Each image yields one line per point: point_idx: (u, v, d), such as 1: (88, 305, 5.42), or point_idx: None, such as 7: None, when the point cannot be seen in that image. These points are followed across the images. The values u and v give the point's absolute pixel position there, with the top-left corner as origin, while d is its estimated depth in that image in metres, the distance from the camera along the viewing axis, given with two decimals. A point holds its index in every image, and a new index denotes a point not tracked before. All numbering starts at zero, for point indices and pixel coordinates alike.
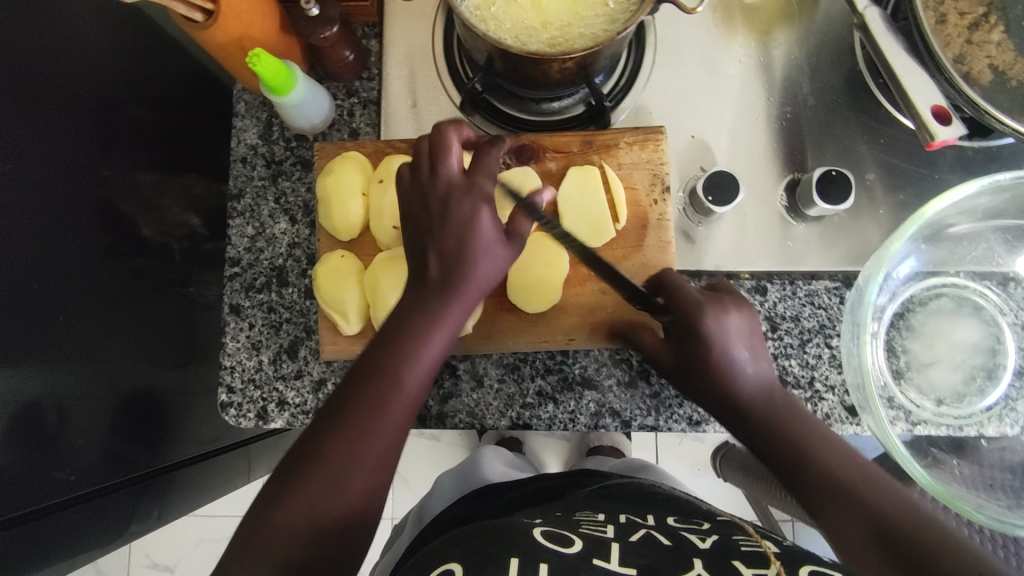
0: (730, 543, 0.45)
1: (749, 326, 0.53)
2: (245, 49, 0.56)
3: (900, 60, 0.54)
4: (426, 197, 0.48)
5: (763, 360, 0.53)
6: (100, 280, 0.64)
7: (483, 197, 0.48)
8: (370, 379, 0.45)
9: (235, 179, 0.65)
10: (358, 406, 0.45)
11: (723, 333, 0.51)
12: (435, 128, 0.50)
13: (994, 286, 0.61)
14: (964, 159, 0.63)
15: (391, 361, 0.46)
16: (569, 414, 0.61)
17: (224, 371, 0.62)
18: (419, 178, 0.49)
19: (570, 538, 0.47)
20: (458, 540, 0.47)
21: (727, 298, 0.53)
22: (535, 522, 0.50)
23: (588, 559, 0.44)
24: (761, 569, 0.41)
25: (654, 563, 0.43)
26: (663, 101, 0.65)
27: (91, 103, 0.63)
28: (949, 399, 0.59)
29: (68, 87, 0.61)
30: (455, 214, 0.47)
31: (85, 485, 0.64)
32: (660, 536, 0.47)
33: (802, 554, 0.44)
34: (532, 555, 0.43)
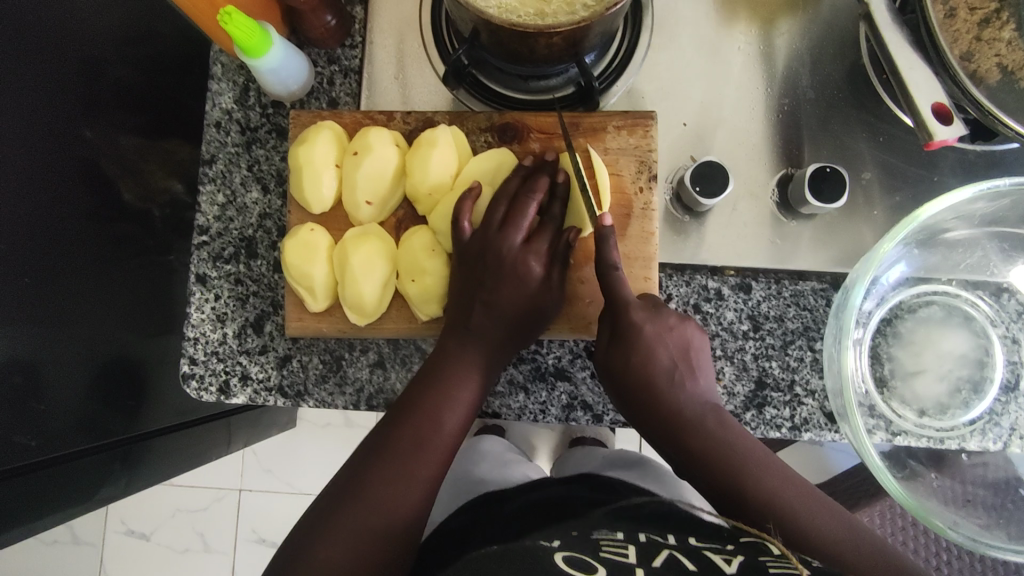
0: (758, 563, 0.41)
1: (687, 346, 0.55)
2: (219, 7, 0.53)
3: (903, 54, 0.51)
4: (487, 250, 0.54)
5: (703, 383, 0.55)
6: (70, 241, 0.62)
7: (537, 254, 0.55)
8: (425, 404, 0.54)
9: (208, 144, 0.62)
10: (400, 443, 0.52)
11: (655, 344, 0.54)
12: (514, 191, 0.55)
13: (986, 296, 0.59)
14: (965, 162, 0.61)
15: (431, 404, 0.54)
16: (540, 405, 0.60)
17: (187, 342, 0.60)
18: (488, 232, 0.54)
19: (589, 564, 0.41)
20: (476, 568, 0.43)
21: (658, 308, 0.55)
22: (551, 546, 0.45)
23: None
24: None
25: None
26: (656, 86, 0.63)
27: (73, 55, 0.60)
28: (932, 410, 0.57)
29: (47, 37, 0.57)
30: (513, 272, 0.54)
31: (51, 451, 0.62)
32: (685, 558, 0.42)
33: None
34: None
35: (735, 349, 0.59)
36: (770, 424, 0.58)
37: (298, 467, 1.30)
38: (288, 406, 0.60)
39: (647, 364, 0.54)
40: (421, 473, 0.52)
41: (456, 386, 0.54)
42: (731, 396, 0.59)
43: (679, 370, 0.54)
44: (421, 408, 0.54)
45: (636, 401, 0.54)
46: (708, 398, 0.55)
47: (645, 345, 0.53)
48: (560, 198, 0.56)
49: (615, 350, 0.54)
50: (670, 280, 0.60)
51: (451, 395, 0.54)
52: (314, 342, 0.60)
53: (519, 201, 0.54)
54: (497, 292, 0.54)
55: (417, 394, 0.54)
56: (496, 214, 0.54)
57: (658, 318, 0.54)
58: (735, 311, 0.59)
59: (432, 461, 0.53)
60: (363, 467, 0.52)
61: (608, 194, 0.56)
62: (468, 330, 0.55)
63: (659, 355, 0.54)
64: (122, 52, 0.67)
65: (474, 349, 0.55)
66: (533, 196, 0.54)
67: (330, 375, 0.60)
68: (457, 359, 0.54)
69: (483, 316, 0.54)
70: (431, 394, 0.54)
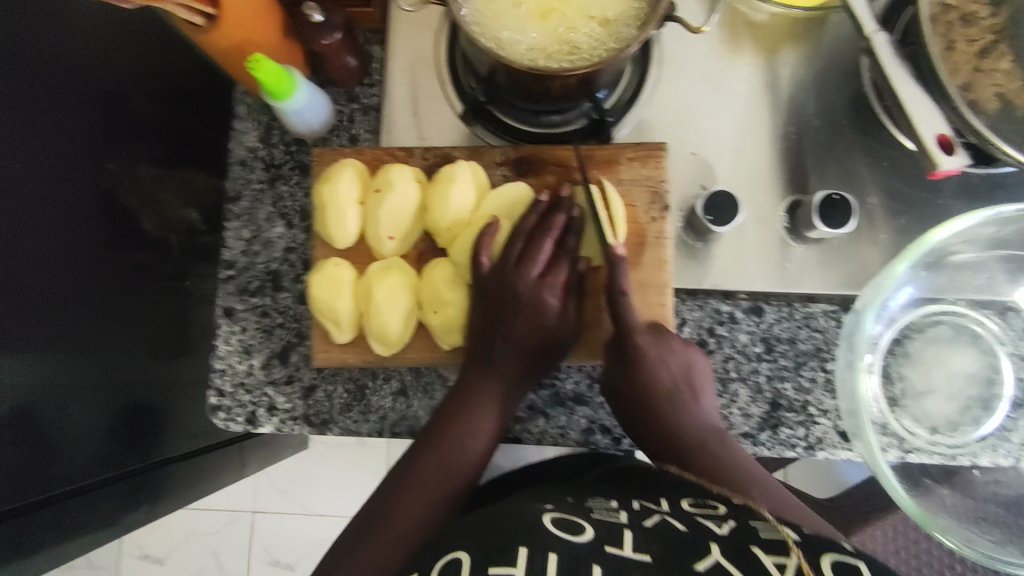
0: (747, 530, 0.45)
1: (694, 371, 0.58)
2: (246, 54, 0.55)
3: (907, 88, 0.52)
4: (503, 286, 0.56)
5: (706, 402, 0.58)
6: (100, 276, 0.63)
7: (552, 288, 0.57)
8: (444, 430, 0.56)
9: (234, 181, 0.65)
10: (422, 473, 0.55)
11: (657, 366, 0.56)
12: (527, 226, 0.57)
13: (993, 315, 0.60)
14: (968, 186, 0.63)
15: (451, 433, 0.56)
16: (560, 428, 0.61)
17: (215, 374, 0.62)
18: (502, 269, 0.57)
19: (581, 526, 0.46)
20: (468, 527, 0.47)
21: (662, 333, 0.57)
22: (545, 507, 0.50)
23: (599, 547, 0.44)
24: (781, 557, 0.42)
25: (668, 551, 0.43)
26: (665, 117, 0.65)
27: (94, 93, 0.62)
28: (944, 427, 0.59)
29: (67, 78, 0.59)
30: (527, 305, 0.56)
31: (75, 480, 0.63)
32: (675, 521, 0.47)
33: (828, 544, 0.44)
34: (542, 545, 0.43)
35: (750, 371, 0.61)
36: (785, 443, 0.60)
37: (312, 489, 1.31)
38: (313, 434, 0.62)
39: (651, 386, 0.57)
40: (445, 495, 0.55)
41: (474, 412, 0.56)
42: (746, 417, 0.60)
43: (683, 393, 0.57)
44: (445, 437, 0.56)
45: (642, 420, 0.58)
46: (710, 421, 0.58)
47: (649, 366, 0.56)
48: (574, 231, 0.58)
49: (620, 372, 0.58)
50: (684, 304, 0.62)
51: (471, 426, 0.56)
52: (338, 372, 0.62)
53: (534, 240, 0.57)
54: (514, 326, 0.56)
55: (439, 424, 0.56)
56: (511, 250, 0.57)
57: (661, 342, 0.57)
58: (748, 334, 0.61)
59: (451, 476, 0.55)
60: (392, 491, 0.55)
61: (622, 225, 0.58)
62: (489, 364, 0.57)
63: (663, 377, 0.57)
64: (139, 86, 0.68)
65: (491, 379, 0.57)
66: (547, 236, 0.57)
67: (354, 404, 0.62)
68: (477, 389, 0.56)
69: (503, 349, 0.57)
70: (452, 420, 0.56)
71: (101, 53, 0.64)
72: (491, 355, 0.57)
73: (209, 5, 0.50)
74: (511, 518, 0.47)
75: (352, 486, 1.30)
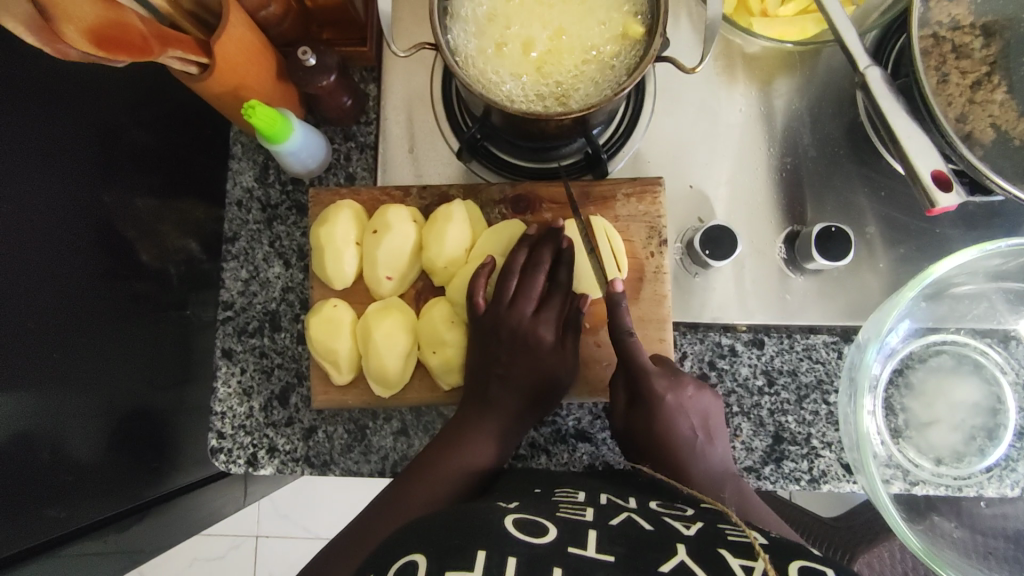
0: (717, 532, 0.42)
1: (706, 412, 0.57)
2: (240, 97, 0.55)
3: (902, 123, 0.52)
4: (501, 323, 0.56)
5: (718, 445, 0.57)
6: (97, 313, 0.63)
7: (549, 323, 0.57)
8: (436, 465, 0.55)
9: (231, 222, 0.64)
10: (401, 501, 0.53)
11: (673, 409, 0.56)
12: (523, 263, 0.57)
13: (994, 344, 0.60)
14: (965, 215, 0.63)
15: (445, 466, 0.55)
16: (563, 466, 0.61)
17: (215, 416, 0.62)
18: (498, 307, 0.57)
19: (544, 525, 0.42)
20: (425, 528, 0.43)
21: (677, 373, 0.57)
22: (508, 507, 0.46)
23: (561, 547, 0.40)
24: (748, 560, 0.38)
25: (632, 552, 0.40)
26: (661, 150, 0.65)
27: (90, 129, 0.62)
28: (949, 458, 0.58)
29: (63, 115, 0.59)
30: (525, 342, 0.56)
31: (77, 522, 0.63)
32: (642, 521, 0.44)
33: (795, 549, 0.40)
34: (501, 550, 0.39)
35: (751, 404, 0.60)
36: (789, 477, 0.59)
37: (315, 513, 1.31)
38: (314, 476, 0.62)
39: (667, 432, 0.56)
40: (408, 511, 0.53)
41: (468, 443, 0.56)
42: (749, 451, 0.60)
43: (699, 440, 0.56)
44: (438, 468, 0.55)
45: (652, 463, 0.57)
46: (723, 466, 0.57)
47: (666, 414, 0.56)
48: (565, 262, 0.57)
49: (637, 416, 0.56)
50: (684, 338, 0.62)
51: (467, 458, 0.55)
52: (339, 413, 0.62)
53: (527, 276, 0.57)
54: (513, 365, 0.56)
55: (433, 455, 0.55)
56: (506, 288, 0.57)
57: (676, 385, 0.56)
58: (749, 367, 0.61)
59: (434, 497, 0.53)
60: (371, 515, 0.54)
61: (624, 258, 0.59)
62: (485, 401, 0.56)
63: (678, 424, 0.56)
64: (134, 118, 0.68)
65: (488, 416, 0.56)
66: (539, 270, 0.57)
67: (355, 445, 0.61)
68: (475, 427, 0.56)
69: (500, 387, 0.56)
70: (446, 449, 0.56)
71: (97, 90, 0.64)
72: (489, 392, 0.56)
73: (203, 55, 0.50)
74: (469, 519, 0.42)
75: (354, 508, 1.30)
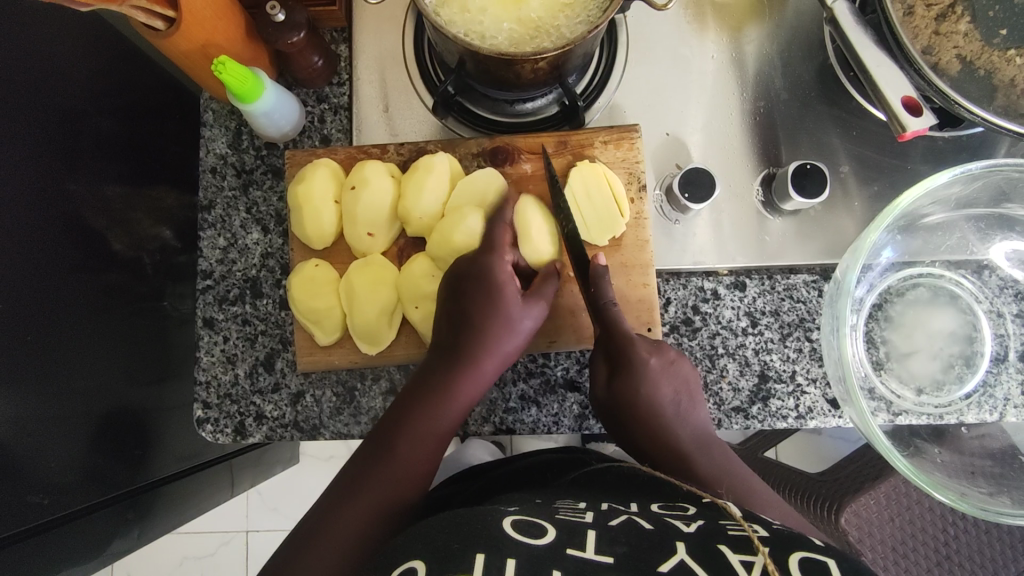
0: (718, 528, 0.43)
1: (687, 378, 0.57)
2: (210, 56, 0.54)
3: (870, 53, 0.54)
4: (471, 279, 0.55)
5: (700, 409, 0.57)
6: (71, 302, 0.61)
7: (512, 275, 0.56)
8: (406, 428, 0.53)
9: (205, 190, 0.63)
10: (377, 482, 0.50)
11: (658, 374, 0.55)
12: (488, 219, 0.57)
13: (968, 274, 0.61)
14: (935, 148, 0.64)
15: (411, 431, 0.53)
16: (553, 416, 0.61)
17: (200, 386, 0.61)
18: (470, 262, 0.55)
19: (542, 528, 0.44)
20: (420, 529, 0.43)
21: (659, 343, 0.57)
22: (506, 511, 0.47)
23: (560, 549, 0.41)
24: (748, 554, 0.39)
25: (633, 551, 0.41)
26: (636, 99, 0.65)
27: (55, 107, 0.60)
28: (929, 387, 0.60)
29: (26, 94, 0.57)
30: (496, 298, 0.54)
31: (64, 507, 0.61)
32: (642, 521, 0.45)
33: (793, 539, 0.41)
34: (501, 550, 0.40)
35: (736, 345, 0.61)
36: (776, 415, 0.60)
37: (306, 503, 1.30)
38: (304, 441, 0.61)
39: (651, 396, 0.55)
40: (393, 498, 0.50)
41: (440, 403, 0.54)
42: (736, 391, 0.61)
43: (682, 403, 0.56)
44: (399, 441, 0.52)
45: (638, 428, 0.56)
46: (705, 430, 0.57)
47: (650, 377, 0.55)
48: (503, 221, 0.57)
49: (619, 383, 0.55)
50: (667, 284, 0.62)
51: (429, 421, 0.53)
52: (326, 376, 0.61)
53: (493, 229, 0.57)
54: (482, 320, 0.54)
55: (397, 425, 0.53)
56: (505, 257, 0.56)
57: (660, 352, 0.56)
58: (732, 309, 0.62)
59: (406, 471, 0.51)
60: (336, 501, 0.49)
61: (625, 204, 0.59)
62: (458, 356, 0.54)
63: (662, 388, 0.55)
64: (98, 100, 0.66)
65: (462, 376, 0.54)
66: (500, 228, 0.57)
67: (344, 407, 0.61)
68: (437, 388, 0.54)
69: (466, 343, 0.54)
70: (418, 411, 0.53)
71: (63, 68, 0.62)
72: (467, 355, 0.54)
73: (169, 8, 0.49)
74: (468, 523, 0.43)
75: None
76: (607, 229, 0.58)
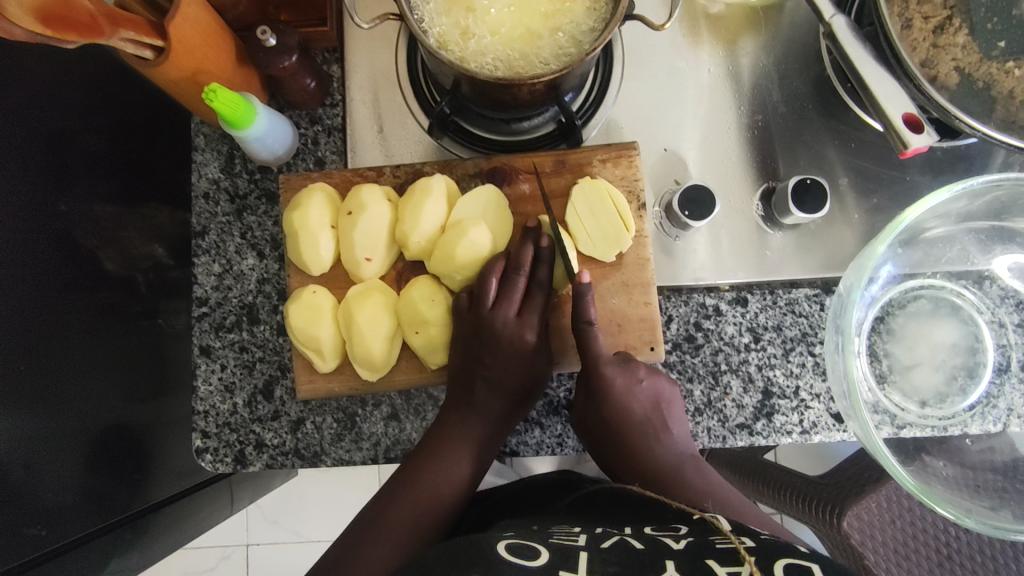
0: (706, 543, 0.42)
1: (659, 398, 0.58)
2: (199, 84, 0.53)
3: (870, 69, 0.54)
4: (483, 329, 0.56)
5: (678, 426, 0.59)
6: (63, 327, 0.60)
7: (530, 323, 0.57)
8: (417, 475, 0.56)
9: (198, 216, 0.62)
10: (391, 524, 0.55)
11: (625, 396, 0.57)
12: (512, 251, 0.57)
13: (970, 285, 0.61)
14: (933, 160, 0.64)
15: (423, 477, 0.56)
16: (556, 438, 0.61)
17: (198, 415, 0.60)
18: (479, 310, 0.56)
19: (534, 549, 0.43)
20: (414, 558, 0.43)
21: (629, 361, 0.58)
22: (500, 535, 0.47)
23: (551, 570, 0.41)
24: (733, 565, 0.39)
25: (625, 570, 0.41)
26: (633, 115, 0.65)
27: (43, 128, 0.59)
28: (933, 400, 0.60)
29: (15, 117, 0.56)
30: (506, 346, 0.56)
31: (63, 536, 0.60)
32: (635, 542, 0.45)
33: (780, 547, 0.41)
34: (493, 571, 0.40)
35: (739, 361, 0.61)
36: (780, 430, 0.60)
37: (304, 516, 1.29)
38: (305, 468, 0.60)
39: (620, 414, 0.58)
40: (404, 540, 0.54)
41: (456, 452, 0.57)
42: (740, 408, 0.60)
43: (652, 423, 0.59)
44: (415, 483, 0.56)
45: (611, 448, 0.59)
46: (681, 448, 0.59)
47: (618, 398, 0.57)
48: (544, 262, 0.57)
49: (592, 407, 0.58)
50: (668, 301, 0.62)
51: (439, 470, 0.57)
52: (326, 403, 0.60)
53: (508, 278, 0.56)
54: (495, 368, 0.57)
55: (408, 470, 0.57)
56: (505, 308, 0.56)
57: (628, 371, 0.57)
58: (734, 325, 0.61)
59: (414, 512, 0.56)
60: (353, 545, 0.54)
61: (630, 216, 0.58)
62: (473, 408, 0.57)
63: (631, 408, 0.58)
64: (86, 120, 0.65)
65: (479, 425, 0.57)
66: (520, 273, 0.56)
67: (345, 433, 0.60)
68: (451, 436, 0.57)
69: (485, 391, 0.57)
70: (429, 460, 0.57)
71: (51, 90, 0.61)
72: (476, 404, 0.57)
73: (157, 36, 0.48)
74: (460, 545, 0.43)
75: (345, 503, 1.28)
76: (614, 244, 0.58)
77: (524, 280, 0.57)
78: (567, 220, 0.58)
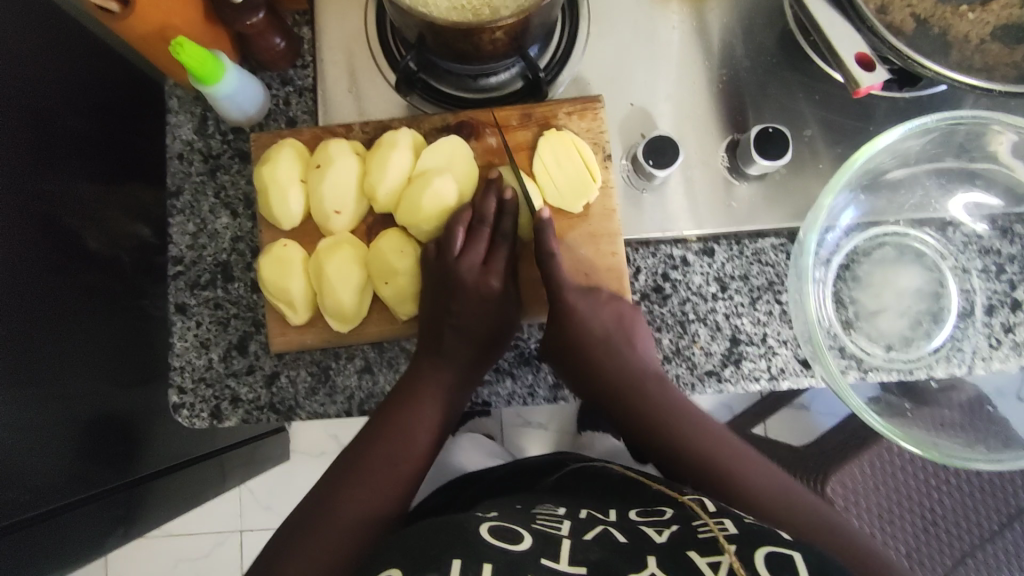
0: (689, 532, 0.45)
1: (624, 318, 0.59)
2: (168, 39, 0.54)
3: (824, 14, 0.55)
4: (450, 276, 0.58)
5: (646, 347, 0.60)
6: (56, 301, 0.61)
7: (496, 271, 0.59)
8: (395, 422, 0.57)
9: (173, 176, 0.63)
10: (375, 467, 0.56)
11: (591, 317, 0.58)
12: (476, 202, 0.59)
13: (932, 231, 0.62)
14: (897, 109, 0.65)
15: (401, 426, 0.58)
16: (528, 388, 0.61)
17: (174, 371, 0.61)
18: (447, 259, 0.58)
19: (518, 535, 0.46)
20: (401, 541, 0.45)
21: (593, 285, 0.59)
22: (486, 518, 0.49)
23: (533, 558, 0.43)
24: (714, 556, 0.41)
25: (605, 560, 0.43)
26: (600, 71, 0.66)
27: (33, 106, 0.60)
28: (898, 344, 0.60)
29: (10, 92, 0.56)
30: (473, 291, 0.58)
31: (62, 496, 0.61)
32: (617, 532, 0.47)
33: (761, 535, 0.43)
34: (478, 557, 0.42)
35: (706, 310, 0.62)
36: (749, 377, 0.61)
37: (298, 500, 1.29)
38: (281, 422, 0.61)
39: (582, 333, 0.59)
40: (389, 485, 0.56)
41: (430, 397, 0.58)
42: (708, 355, 0.61)
43: (617, 340, 0.59)
44: (391, 429, 0.57)
45: (574, 365, 0.61)
46: (645, 364, 0.60)
47: (587, 321, 0.58)
48: (508, 213, 0.59)
49: (555, 328, 0.59)
50: (636, 252, 0.63)
51: (414, 416, 0.58)
52: (300, 356, 0.61)
53: (473, 229, 0.59)
54: (463, 316, 0.59)
55: (386, 414, 0.58)
56: (471, 256, 0.58)
57: (591, 294, 0.58)
58: (702, 275, 0.62)
59: (399, 451, 0.57)
60: (335, 486, 0.55)
61: (597, 167, 0.59)
62: (444, 356, 0.59)
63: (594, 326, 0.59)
64: (72, 102, 0.65)
65: (450, 371, 0.59)
66: (484, 224, 0.59)
67: (319, 387, 0.61)
68: (425, 383, 0.58)
69: (455, 339, 0.59)
70: (407, 404, 0.58)
71: (44, 72, 0.61)
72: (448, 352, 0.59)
73: None
74: (448, 530, 0.46)
75: None
76: (580, 196, 0.58)
77: (488, 231, 0.59)
78: (535, 172, 0.59)
